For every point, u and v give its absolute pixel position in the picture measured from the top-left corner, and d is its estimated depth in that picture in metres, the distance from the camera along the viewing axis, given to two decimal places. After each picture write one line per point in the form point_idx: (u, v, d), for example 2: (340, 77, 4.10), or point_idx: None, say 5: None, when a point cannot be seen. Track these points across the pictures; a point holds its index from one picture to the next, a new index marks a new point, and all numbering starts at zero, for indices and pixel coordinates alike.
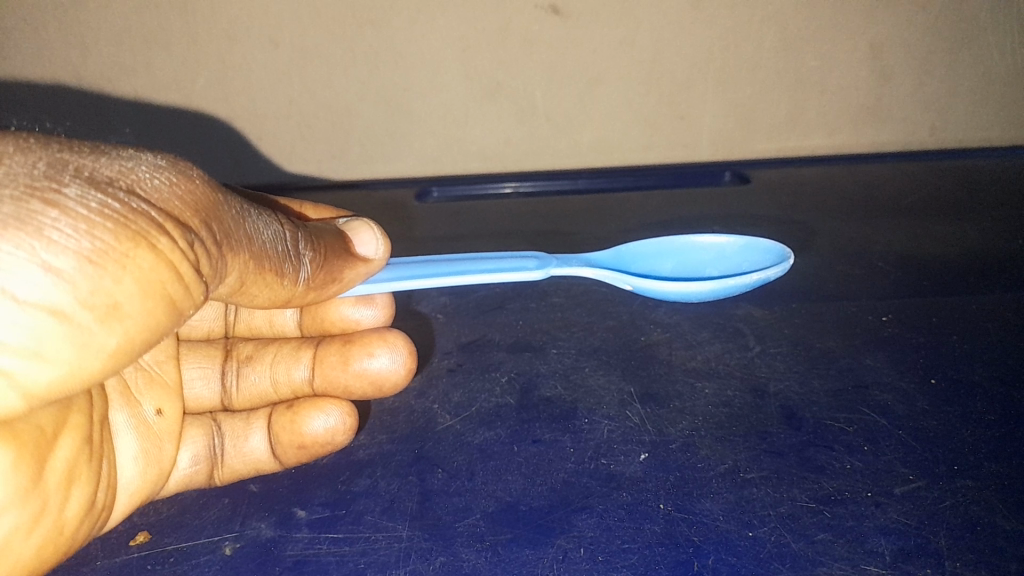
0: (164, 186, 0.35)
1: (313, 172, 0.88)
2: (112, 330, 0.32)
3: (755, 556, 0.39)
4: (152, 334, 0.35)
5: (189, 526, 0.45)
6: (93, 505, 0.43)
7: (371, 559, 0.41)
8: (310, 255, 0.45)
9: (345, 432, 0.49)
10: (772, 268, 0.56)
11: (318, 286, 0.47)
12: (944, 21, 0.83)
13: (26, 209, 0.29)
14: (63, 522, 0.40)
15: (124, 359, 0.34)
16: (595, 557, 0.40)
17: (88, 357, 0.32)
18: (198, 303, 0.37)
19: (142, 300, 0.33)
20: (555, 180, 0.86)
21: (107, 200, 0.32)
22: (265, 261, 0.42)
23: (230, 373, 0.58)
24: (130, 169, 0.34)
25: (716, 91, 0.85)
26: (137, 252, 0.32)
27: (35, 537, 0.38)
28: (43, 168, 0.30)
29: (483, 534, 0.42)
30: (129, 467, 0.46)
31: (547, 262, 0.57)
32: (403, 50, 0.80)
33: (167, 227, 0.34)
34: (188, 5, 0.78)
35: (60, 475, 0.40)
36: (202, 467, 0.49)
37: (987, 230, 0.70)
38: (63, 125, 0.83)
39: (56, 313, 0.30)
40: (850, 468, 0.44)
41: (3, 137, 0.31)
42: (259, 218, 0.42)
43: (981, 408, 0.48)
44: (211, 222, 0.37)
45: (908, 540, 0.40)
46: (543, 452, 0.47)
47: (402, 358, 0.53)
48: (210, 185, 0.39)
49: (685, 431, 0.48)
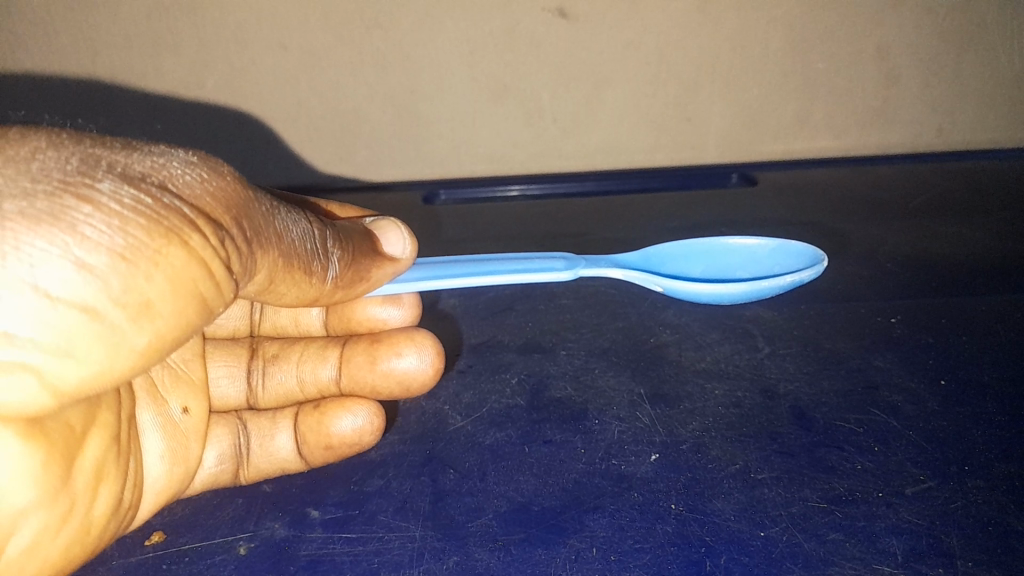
0: (196, 182, 0.35)
1: (324, 173, 0.88)
2: (143, 328, 0.33)
3: (767, 556, 0.39)
4: (181, 332, 0.35)
5: (204, 526, 0.45)
6: (120, 504, 0.43)
7: (385, 558, 0.41)
8: (338, 253, 0.45)
9: (372, 433, 0.49)
10: (807, 269, 0.56)
11: (347, 285, 0.47)
12: (949, 22, 0.83)
13: (59, 204, 0.29)
14: (90, 522, 0.41)
15: (153, 356, 0.34)
16: (607, 557, 0.40)
17: (119, 354, 0.32)
18: (228, 302, 0.37)
19: (173, 297, 0.33)
20: (563, 182, 0.86)
21: (141, 196, 0.32)
22: (295, 258, 0.42)
23: (256, 373, 0.57)
24: (162, 164, 0.34)
25: (722, 93, 0.85)
26: (170, 248, 0.32)
27: (61, 538, 0.39)
28: (75, 164, 0.31)
29: (496, 534, 0.42)
30: (155, 465, 0.47)
31: (575, 263, 0.56)
32: (413, 54, 0.81)
33: (199, 223, 0.34)
34: (197, 8, 0.78)
35: (89, 476, 0.41)
36: (228, 467, 0.48)
37: (995, 231, 0.70)
38: (95, 122, 0.84)
39: (87, 310, 0.30)
40: (861, 468, 0.44)
41: (37, 132, 0.31)
42: (288, 216, 0.42)
43: (991, 409, 0.48)
44: (242, 219, 0.37)
45: (919, 540, 0.40)
46: (553, 453, 0.47)
47: (429, 358, 0.53)
48: (240, 185, 0.38)
49: (696, 431, 0.48)
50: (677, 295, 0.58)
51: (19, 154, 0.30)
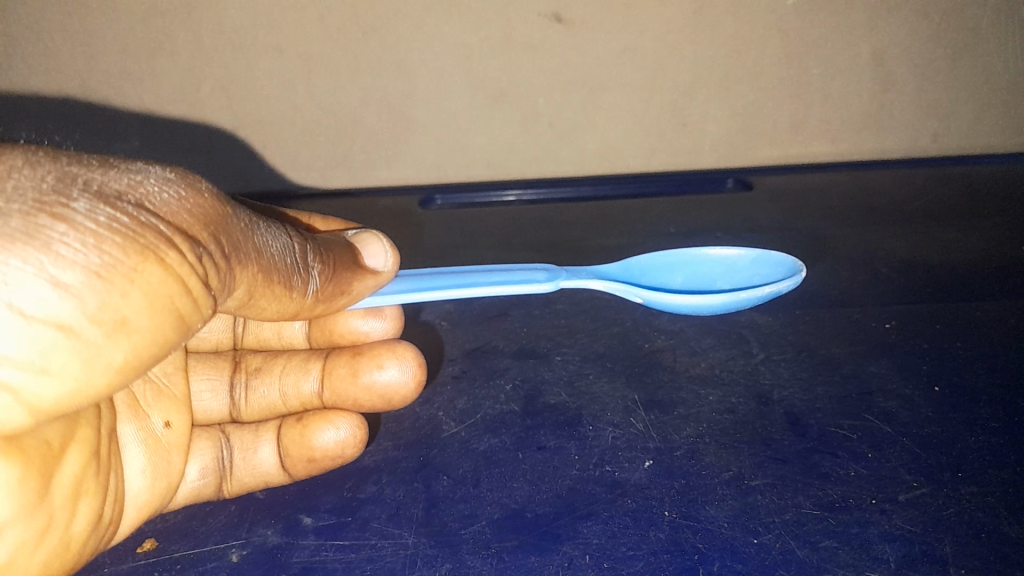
0: (173, 199, 0.35)
1: (317, 178, 0.88)
2: (119, 345, 0.33)
3: (760, 563, 0.39)
4: (159, 348, 0.35)
5: (196, 533, 0.45)
6: (101, 518, 0.42)
7: (377, 565, 0.41)
8: (318, 268, 0.45)
9: (356, 445, 0.48)
10: (784, 281, 0.56)
11: (327, 299, 0.47)
12: (945, 28, 0.84)
13: (35, 223, 0.29)
14: (70, 537, 0.40)
15: (130, 371, 0.34)
16: (600, 564, 0.40)
17: (96, 371, 0.32)
18: (206, 316, 0.37)
19: (149, 314, 0.33)
20: (558, 188, 0.86)
21: (117, 214, 0.32)
22: (274, 273, 0.42)
23: (239, 387, 0.57)
24: (140, 181, 0.34)
25: (718, 99, 0.85)
26: (146, 265, 0.32)
27: (40, 551, 0.39)
28: (51, 183, 0.30)
29: (490, 540, 0.42)
30: (137, 479, 0.47)
31: (557, 274, 0.57)
32: (409, 59, 0.81)
33: (176, 240, 0.34)
34: (193, 13, 0.78)
35: (68, 489, 0.40)
36: (212, 479, 0.48)
37: (990, 236, 0.70)
38: (77, 134, 0.84)
39: (62, 328, 0.30)
40: (854, 474, 0.44)
41: (13, 150, 0.31)
42: (268, 231, 0.42)
43: (986, 415, 0.48)
44: (220, 235, 0.37)
45: (912, 547, 0.40)
46: (548, 459, 0.47)
47: (411, 370, 0.52)
48: (218, 202, 0.38)
49: (690, 437, 0.48)
50: (656, 305, 0.58)
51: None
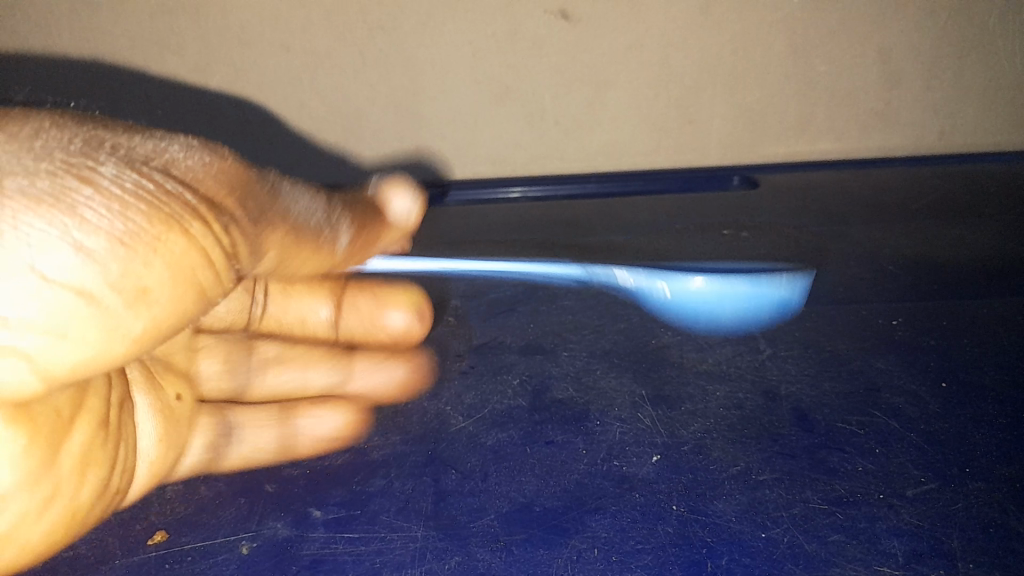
0: (196, 167, 0.33)
1: (324, 173, 0.88)
2: (141, 316, 0.29)
3: (767, 557, 0.37)
4: (177, 321, 0.31)
5: (207, 525, 0.41)
6: (106, 488, 0.37)
7: (386, 559, 0.38)
8: (346, 225, 0.45)
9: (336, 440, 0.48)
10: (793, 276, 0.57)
11: (359, 249, 0.47)
12: (947, 26, 0.85)
13: (59, 185, 0.27)
14: (77, 505, 0.35)
15: (147, 344, 0.30)
16: (608, 557, 0.37)
17: (115, 342, 0.29)
18: (225, 294, 0.34)
19: (174, 288, 0.30)
20: (564, 184, 0.87)
21: (143, 180, 0.29)
22: (303, 234, 0.41)
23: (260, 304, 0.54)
24: (164, 150, 0.32)
25: (722, 96, 0.87)
26: (170, 234, 0.29)
27: (45, 520, 0.34)
28: (79, 145, 0.29)
29: (497, 534, 0.39)
30: (149, 451, 0.41)
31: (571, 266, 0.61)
32: (416, 55, 0.83)
33: (201, 210, 0.31)
34: (201, 8, 0.80)
35: (77, 457, 0.35)
36: (208, 448, 0.45)
37: (995, 234, 0.70)
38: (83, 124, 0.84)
39: (84, 295, 0.27)
40: (862, 470, 0.42)
41: (38, 115, 0.30)
42: (295, 194, 0.41)
43: (992, 411, 0.47)
44: (244, 203, 0.35)
45: (921, 542, 0.37)
46: (555, 453, 0.46)
47: (394, 377, 0.54)
48: (258, 158, 0.39)
49: (698, 432, 0.47)
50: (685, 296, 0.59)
51: (25, 132, 0.28)
